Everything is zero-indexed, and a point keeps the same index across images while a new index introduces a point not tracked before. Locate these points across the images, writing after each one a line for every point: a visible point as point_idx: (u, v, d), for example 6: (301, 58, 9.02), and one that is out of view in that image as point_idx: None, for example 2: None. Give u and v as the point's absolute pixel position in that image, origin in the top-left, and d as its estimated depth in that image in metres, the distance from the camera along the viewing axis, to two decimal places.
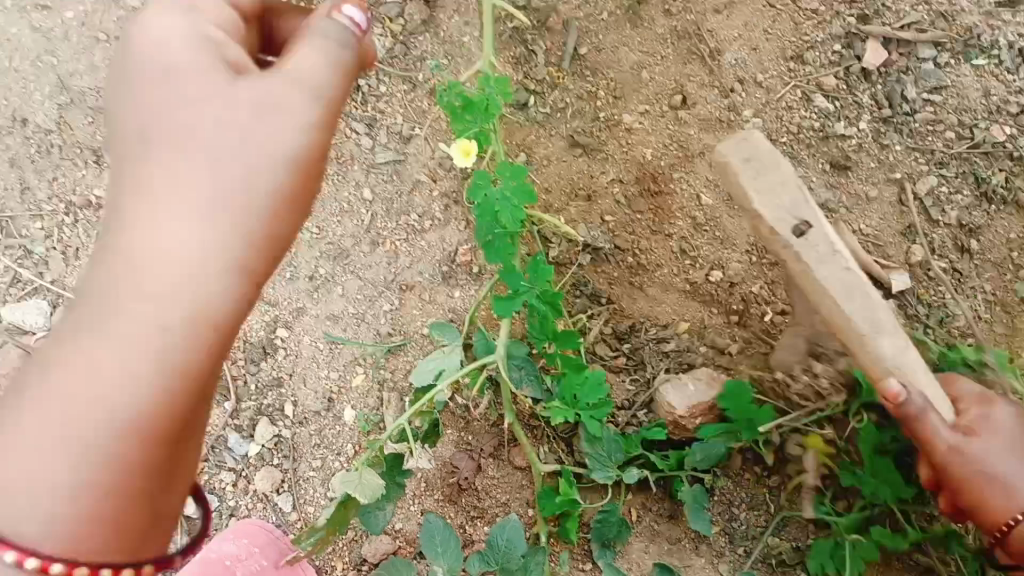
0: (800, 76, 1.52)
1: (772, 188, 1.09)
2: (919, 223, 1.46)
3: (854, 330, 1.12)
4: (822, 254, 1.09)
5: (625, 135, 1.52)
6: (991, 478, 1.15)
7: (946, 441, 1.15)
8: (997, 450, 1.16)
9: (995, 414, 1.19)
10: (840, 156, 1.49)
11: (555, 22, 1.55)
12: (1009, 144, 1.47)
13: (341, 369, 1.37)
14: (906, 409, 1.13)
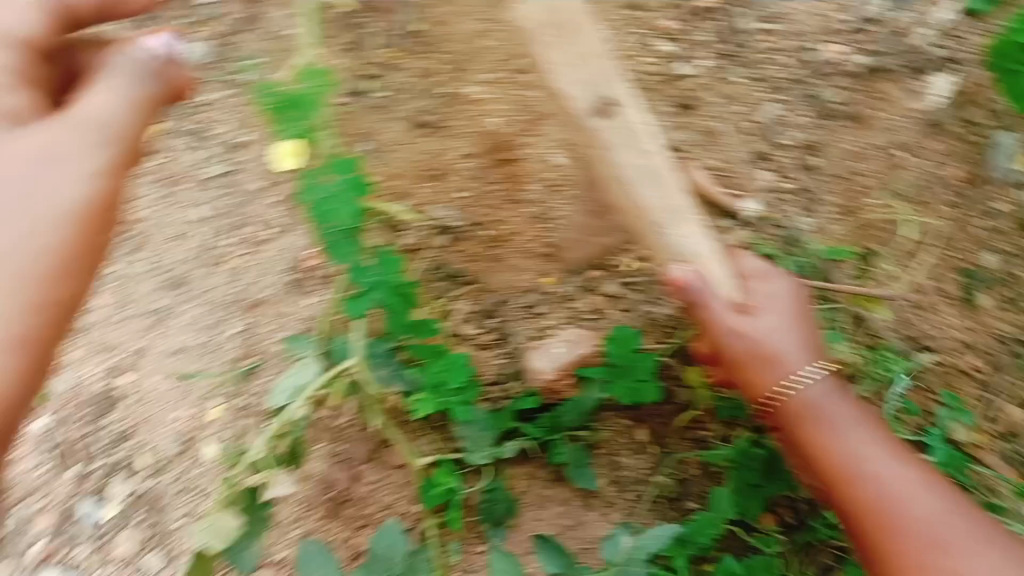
0: (638, 23, 1.51)
1: (578, 56, 1.13)
2: (764, 149, 1.51)
3: (646, 206, 1.16)
4: (628, 122, 1.15)
5: (472, 109, 1.45)
6: (769, 355, 1.15)
7: (730, 320, 1.16)
8: (778, 327, 1.16)
9: (771, 288, 1.22)
10: (683, 96, 1.50)
11: (386, 3, 1.53)
12: (844, 62, 1.55)
13: (191, 407, 1.41)
14: (694, 293, 1.16)
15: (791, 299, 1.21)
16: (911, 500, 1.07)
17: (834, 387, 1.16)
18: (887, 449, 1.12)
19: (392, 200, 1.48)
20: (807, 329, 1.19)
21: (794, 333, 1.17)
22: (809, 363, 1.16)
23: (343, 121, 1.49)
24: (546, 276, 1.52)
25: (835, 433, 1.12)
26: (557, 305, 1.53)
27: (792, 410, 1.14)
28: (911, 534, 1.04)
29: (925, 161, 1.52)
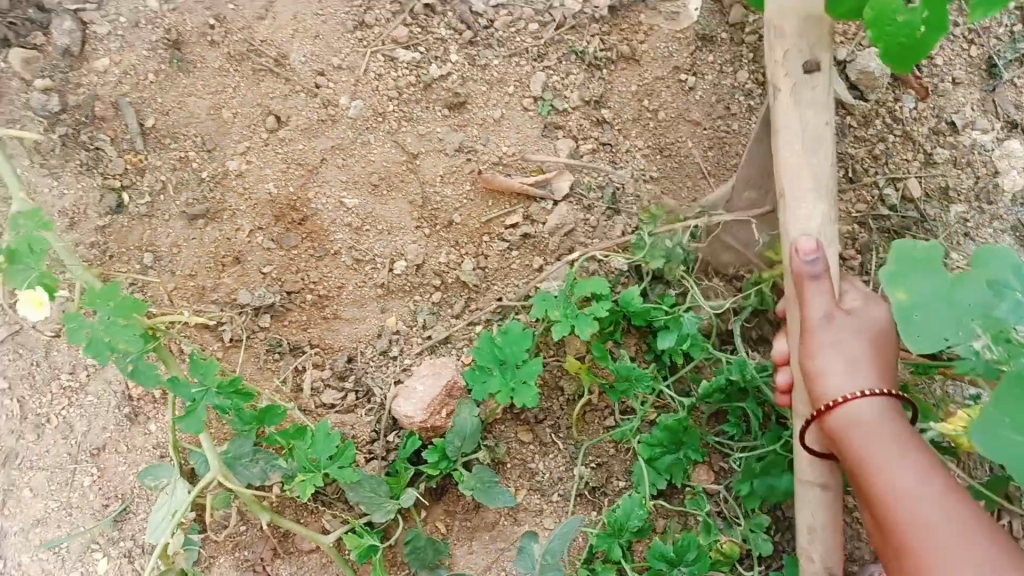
0: (372, 41, 1.51)
1: (793, 124, 1.16)
2: (552, 119, 1.50)
3: (800, 157, 1.16)
4: (816, 91, 1.16)
5: (238, 181, 1.44)
6: (832, 342, 1.09)
7: (823, 308, 1.12)
8: (856, 354, 1.07)
9: (863, 317, 1.12)
10: (451, 95, 1.49)
11: (103, 109, 1.45)
12: (589, 8, 1.53)
13: (79, 567, 1.24)
14: (806, 265, 1.13)
15: (882, 330, 1.11)
16: (929, 512, 0.94)
17: (886, 411, 1.04)
18: (963, 504, 0.94)
19: (201, 302, 1.39)
20: (889, 360, 1.09)
21: (874, 363, 1.07)
22: (872, 382, 1.05)
23: (113, 240, 1.41)
24: (388, 315, 1.42)
25: (864, 447, 1.01)
26: (412, 339, 1.41)
27: (834, 424, 1.06)
28: (927, 565, 0.91)
29: (708, 76, 1.51)
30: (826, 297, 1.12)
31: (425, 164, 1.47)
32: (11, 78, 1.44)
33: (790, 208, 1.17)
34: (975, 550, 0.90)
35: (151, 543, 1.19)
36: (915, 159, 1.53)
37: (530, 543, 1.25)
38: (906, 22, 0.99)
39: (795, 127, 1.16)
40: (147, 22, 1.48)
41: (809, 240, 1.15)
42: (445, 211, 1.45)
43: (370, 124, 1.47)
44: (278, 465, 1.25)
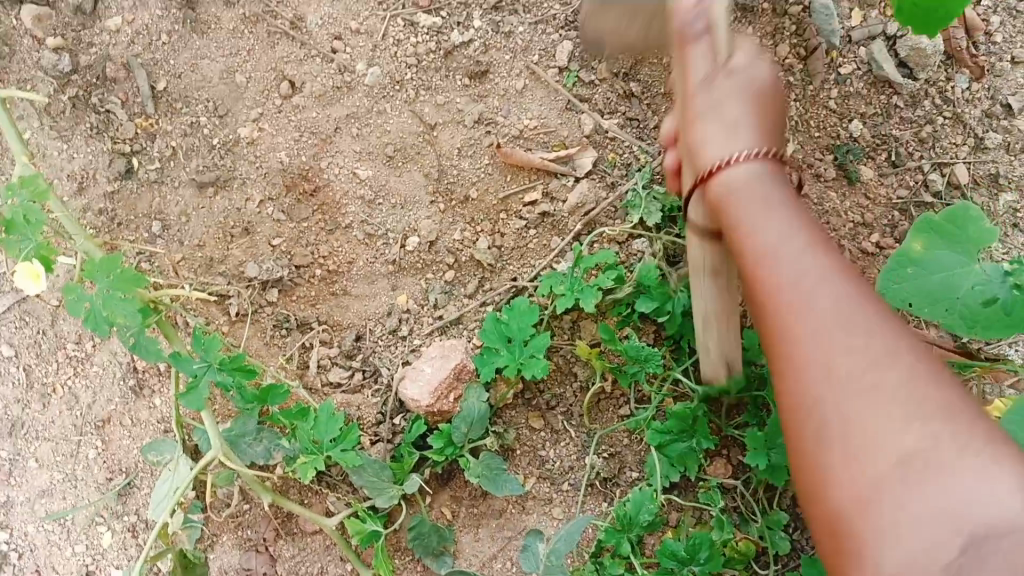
0: (391, 4, 1.43)
1: None
2: (577, 91, 1.42)
3: None
4: None
5: (250, 150, 1.40)
6: (728, 118, 0.93)
7: (700, 67, 1.02)
8: (739, 116, 0.93)
9: (737, 68, 0.98)
10: (472, 64, 1.42)
11: (114, 70, 1.40)
12: None
13: (84, 539, 1.26)
14: (683, 28, 1.05)
15: (766, 78, 0.97)
16: (820, 338, 0.76)
17: (778, 191, 0.89)
18: (861, 299, 0.77)
19: (208, 274, 1.36)
20: (773, 117, 0.95)
21: (743, 98, 0.95)
22: (752, 142, 0.91)
23: (122, 207, 1.38)
24: (399, 293, 1.38)
25: (750, 226, 0.87)
26: (422, 319, 1.37)
27: (714, 194, 0.92)
28: (808, 364, 0.75)
29: None
30: (704, 57, 1.02)
31: (443, 136, 1.41)
32: (21, 34, 1.39)
33: None
34: (868, 349, 0.73)
35: (152, 518, 1.19)
36: (964, 143, 1.44)
37: (535, 542, 1.23)
38: None
39: None
40: None
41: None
42: (462, 186, 1.40)
43: (386, 93, 1.41)
44: (280, 445, 1.23)
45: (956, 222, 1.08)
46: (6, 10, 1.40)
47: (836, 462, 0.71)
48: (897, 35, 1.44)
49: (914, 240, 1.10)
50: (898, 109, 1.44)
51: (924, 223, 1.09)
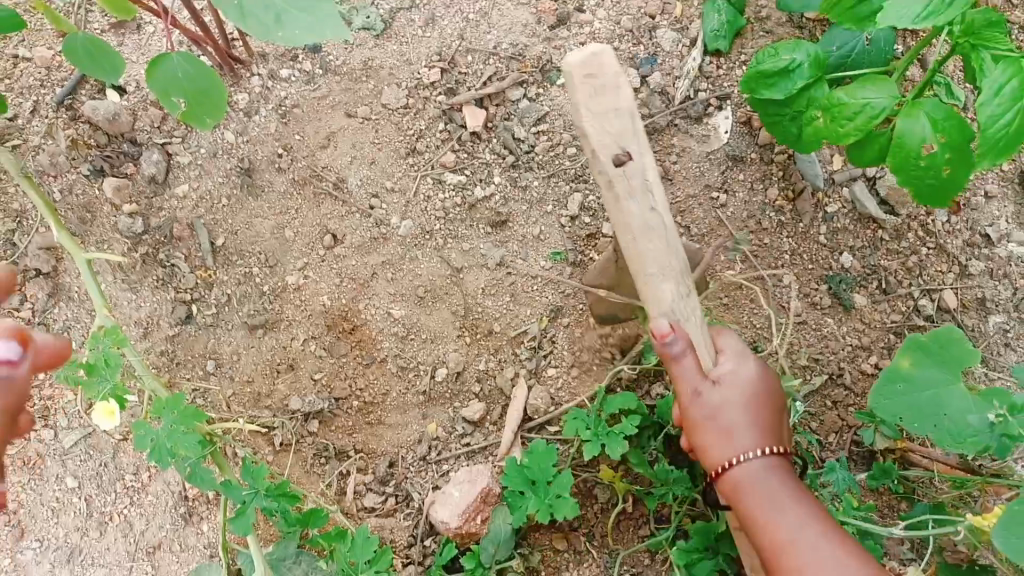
0: (422, 166, 1.62)
1: (630, 189, 1.17)
2: (587, 236, 1.58)
3: (625, 226, 1.20)
4: (632, 180, 1.17)
5: (296, 294, 1.56)
6: (721, 425, 1.18)
7: (690, 381, 1.20)
8: (736, 423, 1.17)
9: (733, 377, 1.22)
10: (494, 215, 1.59)
11: (180, 229, 1.58)
12: None
13: None
14: (667, 347, 1.20)
15: (756, 381, 1.22)
16: (808, 554, 1.06)
17: (773, 465, 1.16)
18: (830, 540, 1.07)
19: (255, 408, 1.49)
20: (768, 417, 1.19)
21: (740, 408, 1.19)
22: (755, 443, 1.16)
23: (181, 349, 1.53)
24: (430, 421, 1.49)
25: (761, 500, 1.13)
26: (450, 445, 1.48)
27: (727, 479, 1.17)
28: None
29: (738, 193, 1.59)
30: (693, 370, 1.20)
31: (468, 278, 1.56)
32: (102, 203, 1.58)
33: (643, 287, 1.23)
34: None
35: None
36: (949, 270, 1.56)
37: None
38: (929, 164, 1.08)
39: (622, 221, 1.19)
40: (224, 151, 1.61)
41: (666, 322, 1.21)
42: (486, 322, 1.54)
43: (418, 243, 1.58)
44: (318, 567, 1.31)
45: (939, 341, 1.17)
46: (91, 183, 1.59)
47: None
48: (875, 176, 1.59)
49: (902, 356, 1.18)
50: (885, 242, 1.57)
51: (912, 342, 1.17)
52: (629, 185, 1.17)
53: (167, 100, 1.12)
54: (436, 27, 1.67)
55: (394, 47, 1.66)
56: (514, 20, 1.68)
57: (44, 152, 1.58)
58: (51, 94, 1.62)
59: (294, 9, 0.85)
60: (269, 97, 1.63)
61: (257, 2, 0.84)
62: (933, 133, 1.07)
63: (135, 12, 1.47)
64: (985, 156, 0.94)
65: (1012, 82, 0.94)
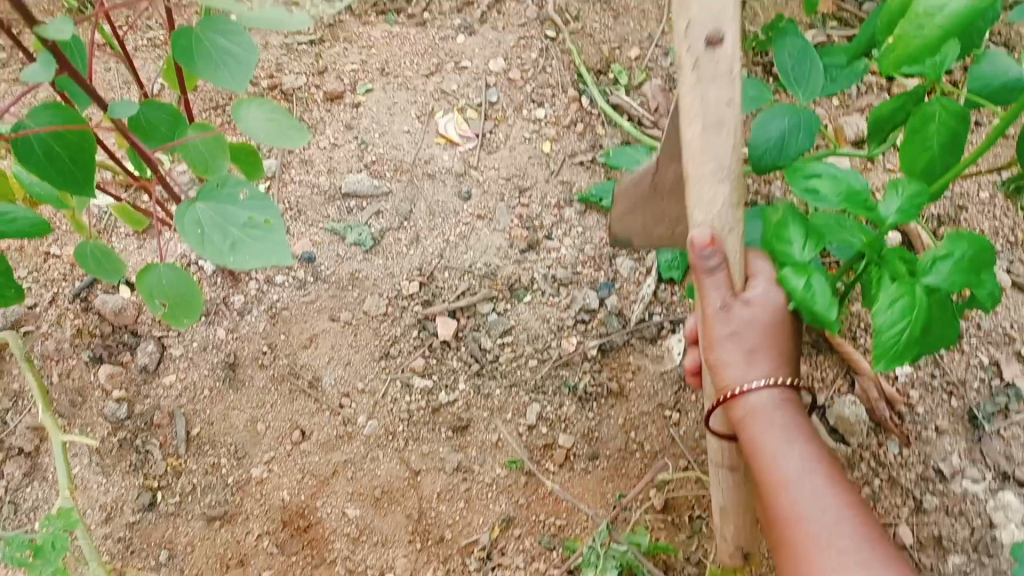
0: (393, 369, 1.72)
1: (714, 74, 1.05)
2: (542, 445, 1.66)
3: (692, 109, 1.08)
4: (720, 65, 1.05)
5: (258, 487, 1.62)
6: (745, 344, 1.11)
7: (719, 297, 1.12)
8: (752, 346, 1.11)
9: (755, 298, 1.14)
10: (456, 419, 1.68)
11: (160, 417, 1.66)
12: (582, 349, 1.72)
13: None
14: (701, 259, 1.11)
15: (782, 307, 1.14)
16: (806, 495, 1.03)
17: (783, 397, 1.11)
18: (825, 469, 1.05)
19: None
20: (786, 342, 1.13)
21: (762, 334, 1.12)
22: (770, 371, 1.11)
23: (139, 536, 1.58)
24: None
25: (763, 429, 1.09)
26: None
27: (738, 411, 1.12)
28: (787, 508, 1.03)
29: (691, 413, 1.65)
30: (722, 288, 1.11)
31: (425, 480, 1.63)
32: (94, 388, 1.67)
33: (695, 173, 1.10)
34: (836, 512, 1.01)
35: None
36: (904, 504, 1.54)
37: None
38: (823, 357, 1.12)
39: (693, 107, 1.07)
40: (213, 346, 1.71)
41: (707, 229, 1.11)
42: (438, 527, 1.59)
43: (381, 442, 1.66)
44: None
45: None
46: (89, 367, 1.68)
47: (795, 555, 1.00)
48: (825, 404, 1.61)
49: None
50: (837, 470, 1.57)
51: None
52: (706, 77, 1.06)
53: (150, 301, 1.24)
54: (419, 246, 1.83)
55: (380, 261, 1.81)
56: (489, 244, 1.83)
57: (50, 339, 1.70)
58: (70, 287, 1.75)
59: (251, 241, 1.03)
60: (262, 300, 1.75)
61: (220, 234, 1.03)
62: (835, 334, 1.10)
63: (144, 226, 1.64)
64: (878, 359, 1.02)
65: (904, 300, 1.03)
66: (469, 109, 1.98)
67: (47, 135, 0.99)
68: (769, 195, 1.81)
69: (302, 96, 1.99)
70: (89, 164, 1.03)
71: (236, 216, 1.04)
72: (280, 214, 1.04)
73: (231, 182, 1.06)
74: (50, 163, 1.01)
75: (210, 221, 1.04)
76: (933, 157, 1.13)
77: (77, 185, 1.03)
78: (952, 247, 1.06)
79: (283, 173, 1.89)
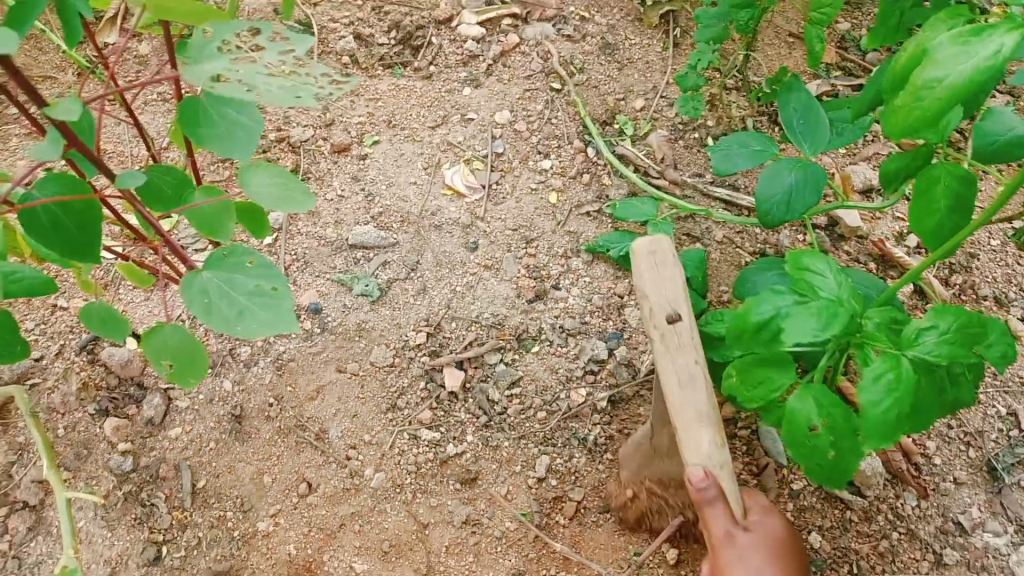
0: (400, 420, 1.71)
1: (678, 343, 1.28)
2: (551, 498, 1.65)
3: (670, 371, 1.28)
4: (682, 337, 1.29)
5: (264, 541, 1.61)
6: (751, 573, 1.22)
7: (723, 526, 1.26)
8: (762, 571, 1.22)
9: (756, 532, 1.28)
10: (464, 471, 1.67)
11: (165, 469, 1.65)
12: (591, 400, 1.72)
13: None
14: (702, 493, 1.24)
15: (782, 535, 1.30)
16: None
17: None
18: None
19: None
20: (791, 565, 1.26)
21: (765, 562, 1.24)
22: None
23: None
24: None
25: None
26: None
27: None
28: None
29: None
30: (724, 518, 1.25)
31: (433, 534, 1.62)
32: (100, 440, 1.66)
33: (682, 430, 1.27)
34: None
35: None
36: (923, 558, 1.52)
37: None
38: (817, 445, 1.19)
39: (670, 371, 1.28)
40: (219, 399, 1.71)
41: (701, 467, 1.25)
42: None
43: (388, 494, 1.65)
44: None
45: None
46: (95, 420, 1.68)
47: None
48: None
49: None
50: (855, 523, 1.55)
51: None
52: (670, 348, 1.29)
53: (156, 363, 1.25)
54: (426, 296, 1.84)
55: (387, 312, 1.82)
56: (496, 294, 1.84)
57: (56, 392, 1.70)
58: (77, 338, 1.76)
59: (259, 308, 1.04)
60: (268, 352, 1.76)
61: (227, 303, 1.04)
62: (819, 415, 1.19)
63: (150, 282, 1.64)
64: (867, 439, 1.04)
65: (891, 375, 1.07)
66: (476, 160, 2.01)
67: (54, 206, 1.07)
68: (777, 244, 1.83)
69: (310, 148, 2.02)
70: (93, 231, 1.11)
71: (244, 285, 1.06)
72: (287, 281, 1.07)
73: (240, 251, 1.08)
74: (56, 232, 1.08)
75: (217, 290, 1.05)
76: (939, 218, 1.24)
77: (81, 251, 1.10)
78: (937, 321, 1.10)
79: (291, 225, 1.92)
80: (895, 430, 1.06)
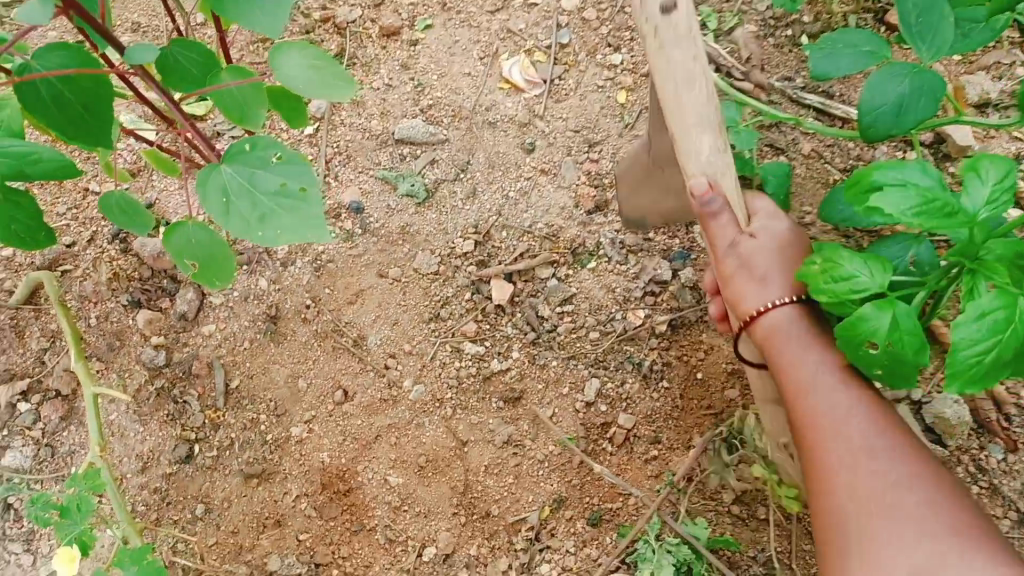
0: (443, 332, 1.61)
1: (676, 36, 1.10)
2: (598, 423, 1.55)
3: (665, 72, 1.12)
4: (677, 26, 1.10)
5: (297, 448, 1.55)
6: (755, 273, 1.16)
7: (727, 233, 1.17)
8: (768, 274, 1.15)
9: (755, 244, 1.17)
10: (508, 389, 1.57)
11: (197, 367, 1.58)
12: (649, 322, 1.58)
13: None
14: (706, 206, 1.16)
15: (790, 242, 1.19)
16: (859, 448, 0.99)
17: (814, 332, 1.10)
18: (870, 410, 1.02)
19: (234, 562, 1.49)
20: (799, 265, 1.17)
21: (785, 272, 1.15)
22: (785, 293, 1.13)
23: (175, 489, 1.52)
24: None
25: (799, 362, 1.08)
26: None
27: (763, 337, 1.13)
28: (834, 460, 1.00)
29: None
30: (730, 227, 1.16)
31: (472, 452, 1.54)
32: (132, 333, 1.59)
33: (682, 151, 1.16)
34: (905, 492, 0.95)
35: None
36: (1003, 516, 1.39)
37: None
38: (880, 358, 0.98)
39: (665, 68, 1.11)
40: (254, 297, 1.62)
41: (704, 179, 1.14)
42: (484, 501, 1.51)
43: (427, 408, 1.57)
44: None
45: None
46: (127, 311, 1.61)
47: (851, 478, 0.98)
48: (922, 400, 1.45)
49: None
50: None
51: None
52: (681, 66, 1.11)
53: (180, 261, 1.14)
54: (477, 200, 1.69)
55: (433, 215, 1.68)
56: (552, 202, 1.69)
57: (88, 280, 1.62)
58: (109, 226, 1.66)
59: (280, 212, 0.91)
60: (306, 251, 1.65)
61: (246, 202, 0.92)
62: (895, 333, 0.96)
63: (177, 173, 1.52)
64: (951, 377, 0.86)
65: (1002, 313, 0.86)
66: (538, 51, 1.81)
67: (54, 78, 0.89)
68: (871, 160, 1.62)
69: (356, 32, 1.85)
70: (105, 113, 0.92)
71: (267, 182, 0.93)
72: (316, 182, 0.92)
73: (264, 144, 0.94)
74: (59, 110, 0.90)
75: (235, 188, 0.92)
76: None
77: (90, 137, 0.92)
78: None
79: (334, 114, 1.77)
80: (991, 376, 0.87)
